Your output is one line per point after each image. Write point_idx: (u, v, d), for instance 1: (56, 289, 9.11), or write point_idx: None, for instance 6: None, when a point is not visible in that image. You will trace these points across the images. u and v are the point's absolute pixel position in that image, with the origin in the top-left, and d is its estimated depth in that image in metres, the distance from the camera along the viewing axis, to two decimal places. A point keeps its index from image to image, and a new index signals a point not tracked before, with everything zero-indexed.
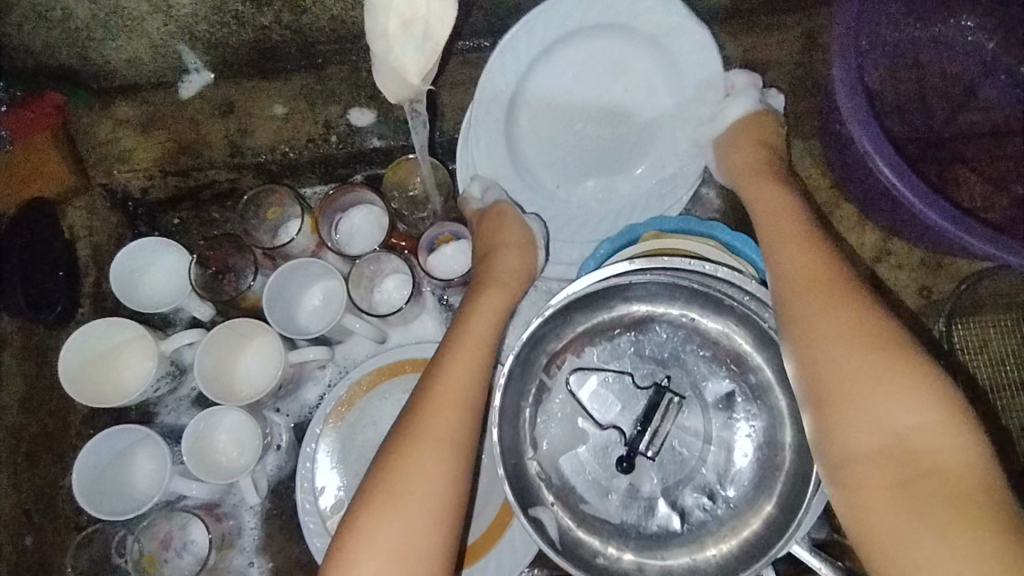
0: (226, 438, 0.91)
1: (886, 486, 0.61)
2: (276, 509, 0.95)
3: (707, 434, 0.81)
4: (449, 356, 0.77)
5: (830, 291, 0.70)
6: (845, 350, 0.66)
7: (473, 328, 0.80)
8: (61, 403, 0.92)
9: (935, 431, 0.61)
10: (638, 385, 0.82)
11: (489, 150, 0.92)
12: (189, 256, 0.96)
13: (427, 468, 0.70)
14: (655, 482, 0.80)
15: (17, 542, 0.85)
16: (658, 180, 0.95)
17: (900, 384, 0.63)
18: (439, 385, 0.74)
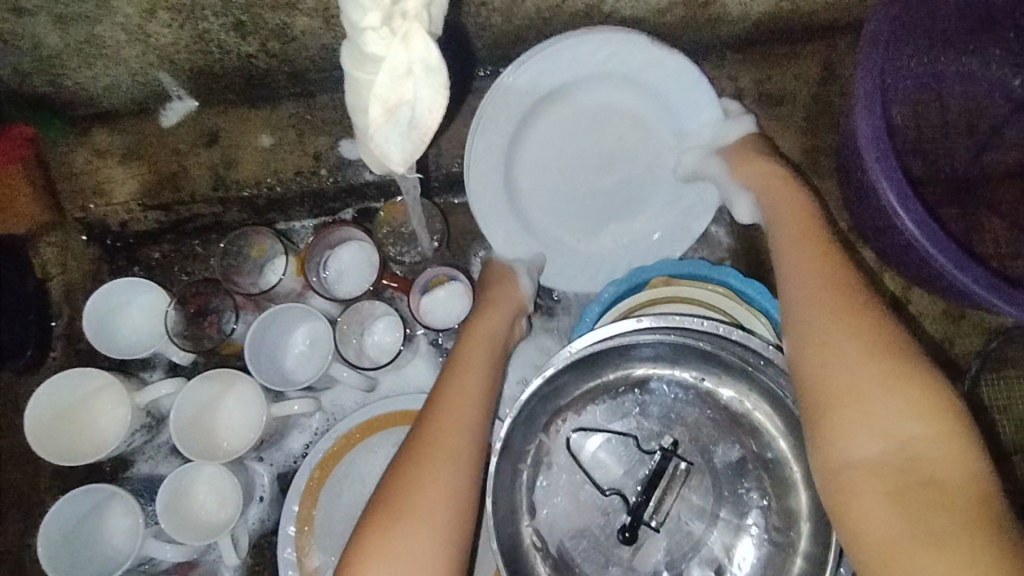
0: (205, 492, 0.86)
1: (881, 492, 0.55)
2: (258, 566, 0.91)
3: (716, 505, 0.75)
4: (449, 382, 0.74)
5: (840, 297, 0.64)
6: (847, 346, 0.60)
7: (474, 353, 0.77)
8: (29, 454, 0.86)
9: (942, 448, 0.55)
10: (643, 450, 0.77)
11: (483, 210, 0.90)
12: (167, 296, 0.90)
13: (428, 510, 0.64)
14: (659, 556, 0.75)
15: None
16: (662, 227, 0.94)
17: (911, 397, 0.57)
18: (440, 418, 0.70)
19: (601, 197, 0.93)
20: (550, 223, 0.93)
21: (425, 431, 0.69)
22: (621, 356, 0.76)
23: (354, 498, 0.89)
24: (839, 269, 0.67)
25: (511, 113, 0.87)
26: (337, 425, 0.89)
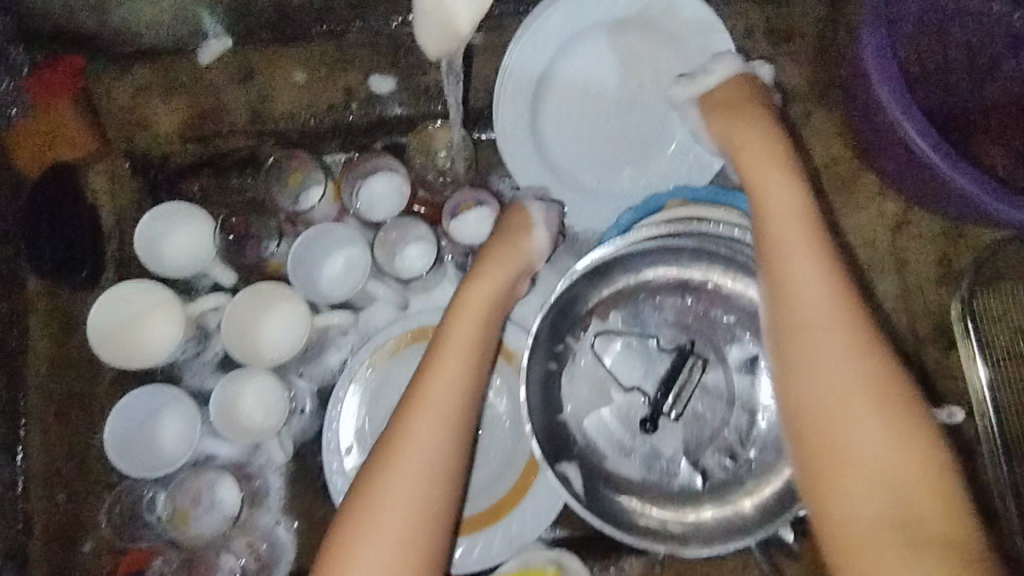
0: (252, 401, 0.91)
1: (861, 505, 0.55)
2: (301, 475, 0.94)
3: (730, 396, 0.82)
4: (425, 373, 0.72)
5: (829, 294, 0.62)
6: (833, 368, 0.60)
7: (454, 333, 0.75)
8: (86, 366, 0.92)
9: (923, 491, 0.55)
10: (663, 347, 0.83)
11: (516, 145, 0.97)
12: (210, 223, 0.95)
13: (400, 512, 0.65)
14: (677, 443, 0.81)
15: (49, 497, 0.88)
16: (692, 162, 0.99)
17: (887, 411, 0.58)
18: (415, 412, 0.69)
19: (625, 134, 0.99)
20: (578, 160, 1.00)
21: (401, 425, 0.69)
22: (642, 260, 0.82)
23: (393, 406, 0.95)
24: (834, 274, 0.64)
25: (538, 54, 0.96)
26: (375, 338, 0.95)
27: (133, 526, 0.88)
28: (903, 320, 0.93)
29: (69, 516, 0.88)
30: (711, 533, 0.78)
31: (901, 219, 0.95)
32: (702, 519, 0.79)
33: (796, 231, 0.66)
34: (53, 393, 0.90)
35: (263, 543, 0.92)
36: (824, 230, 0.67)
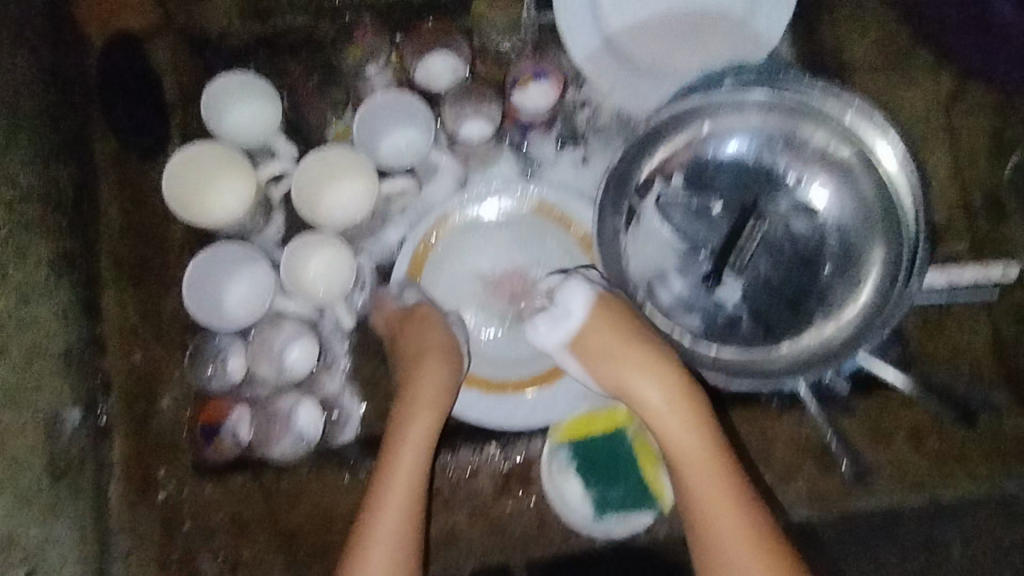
0: (317, 269, 0.91)
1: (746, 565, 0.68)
2: (366, 346, 0.94)
3: (795, 250, 0.83)
4: (404, 426, 0.80)
5: (638, 370, 0.74)
6: (727, 544, 0.69)
7: (415, 340, 0.83)
8: (155, 232, 0.93)
9: (766, 557, 0.68)
10: (726, 207, 0.84)
11: (579, 17, 0.96)
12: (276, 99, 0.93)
13: (385, 564, 0.75)
14: (738, 297, 0.83)
15: (127, 356, 0.90)
16: (762, 37, 0.95)
17: (727, 490, 0.71)
18: (392, 489, 0.77)
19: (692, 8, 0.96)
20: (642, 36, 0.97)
21: (370, 512, 0.77)
22: (706, 118, 0.82)
23: (456, 276, 0.94)
24: (718, 456, 0.72)
25: None
26: (439, 208, 0.94)
27: (205, 378, 0.89)
28: (957, 189, 0.94)
29: (144, 373, 0.90)
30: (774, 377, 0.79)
31: (956, 92, 0.96)
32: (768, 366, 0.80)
33: (667, 410, 0.73)
34: (125, 257, 0.92)
35: (332, 413, 0.91)
36: (683, 373, 0.74)
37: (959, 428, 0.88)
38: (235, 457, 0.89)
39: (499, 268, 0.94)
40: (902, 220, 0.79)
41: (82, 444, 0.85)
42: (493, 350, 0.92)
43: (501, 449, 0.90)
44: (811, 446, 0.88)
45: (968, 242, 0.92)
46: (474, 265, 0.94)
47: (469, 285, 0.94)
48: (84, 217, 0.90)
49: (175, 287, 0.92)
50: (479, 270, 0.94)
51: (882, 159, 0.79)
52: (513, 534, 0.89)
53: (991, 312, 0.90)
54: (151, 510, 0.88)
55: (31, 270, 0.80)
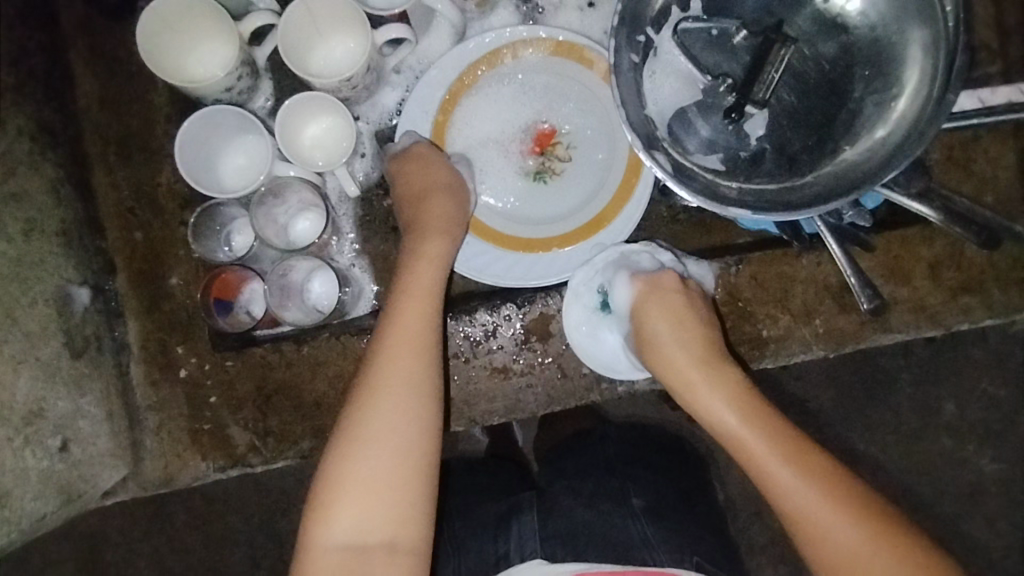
0: (314, 134, 0.88)
1: (799, 482, 0.63)
2: (371, 217, 0.92)
3: (821, 75, 0.78)
4: (417, 243, 0.79)
5: (673, 323, 0.77)
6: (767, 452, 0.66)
7: (421, 178, 0.83)
8: (137, 104, 0.87)
9: (811, 466, 0.64)
10: (749, 34, 0.78)
11: None
12: None
13: (413, 356, 0.69)
14: (761, 129, 0.79)
15: (127, 237, 0.87)
16: None
17: (758, 416, 0.69)
18: (412, 292, 0.74)
19: None
20: None
21: (358, 405, 0.67)
22: None
23: (471, 138, 0.89)
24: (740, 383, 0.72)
25: None
26: (439, 62, 0.86)
27: (212, 252, 0.87)
28: (989, 7, 0.88)
29: (148, 252, 0.87)
30: (804, 206, 0.75)
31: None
32: (800, 196, 0.76)
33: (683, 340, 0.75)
34: (108, 133, 0.87)
35: (346, 287, 0.89)
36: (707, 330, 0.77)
37: (978, 256, 0.88)
38: (246, 330, 0.87)
39: (516, 126, 0.89)
40: (936, 19, 0.73)
41: (96, 325, 0.83)
42: (519, 213, 0.89)
43: (518, 310, 0.89)
44: (831, 284, 0.88)
45: (1000, 64, 0.87)
46: (489, 124, 0.89)
47: (487, 146, 0.89)
48: (58, 90, 0.84)
49: (166, 163, 0.87)
50: (497, 129, 0.89)
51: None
52: (536, 391, 0.89)
53: (1017, 137, 0.87)
54: (174, 387, 0.87)
55: (10, 140, 0.75)
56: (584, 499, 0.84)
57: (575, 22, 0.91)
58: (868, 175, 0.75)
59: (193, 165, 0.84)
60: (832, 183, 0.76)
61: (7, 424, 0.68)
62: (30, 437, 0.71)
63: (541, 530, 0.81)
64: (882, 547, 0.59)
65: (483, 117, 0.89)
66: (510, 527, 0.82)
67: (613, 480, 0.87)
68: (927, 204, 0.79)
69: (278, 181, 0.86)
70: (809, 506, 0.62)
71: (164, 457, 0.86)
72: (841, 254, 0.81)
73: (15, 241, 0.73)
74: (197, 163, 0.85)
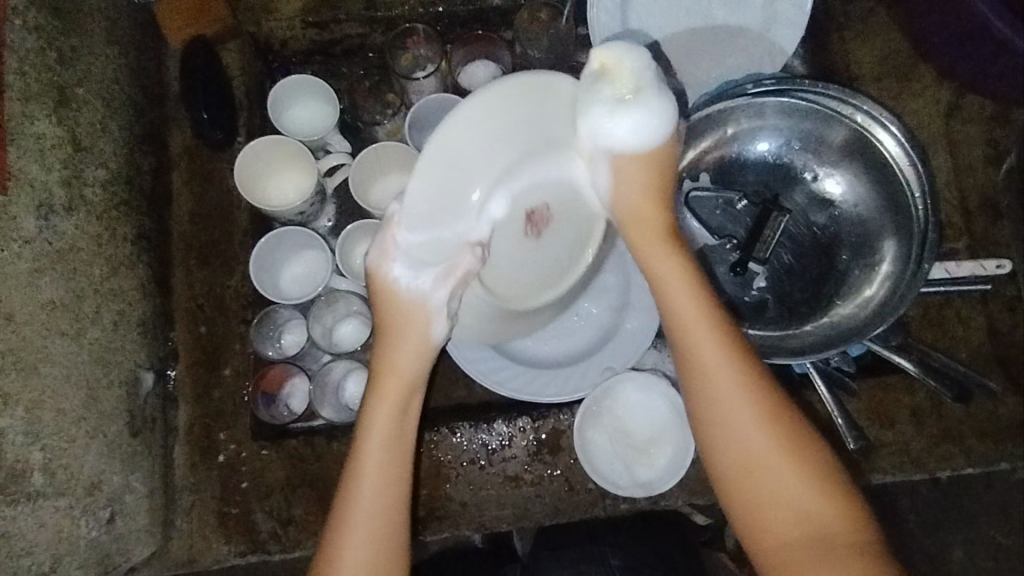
0: (365, 251, 1.01)
1: (735, 390, 0.66)
2: None
3: (814, 240, 0.91)
4: (374, 406, 0.69)
5: (660, 242, 0.71)
6: (707, 349, 0.67)
7: (395, 311, 0.66)
8: (221, 217, 1.02)
9: (802, 468, 0.65)
10: (749, 203, 0.92)
11: (619, 30, 1.04)
12: (334, 104, 1.04)
13: (366, 539, 0.69)
14: (762, 281, 0.91)
15: (193, 329, 0.99)
16: (768, 50, 1.05)
17: (729, 353, 0.67)
18: (366, 461, 0.69)
19: (706, 32, 1.05)
20: (672, 52, 1.06)
21: (340, 500, 0.70)
22: (729, 123, 0.92)
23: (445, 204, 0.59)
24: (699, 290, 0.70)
25: None
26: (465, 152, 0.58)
27: (263, 349, 0.97)
28: (954, 192, 1.02)
29: (209, 344, 0.99)
30: (801, 352, 0.86)
31: (954, 105, 1.04)
32: (801, 342, 0.87)
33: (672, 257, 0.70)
34: (193, 240, 1.01)
35: None
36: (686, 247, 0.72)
37: (957, 409, 0.95)
38: (283, 422, 0.96)
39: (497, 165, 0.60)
40: (908, 205, 0.87)
41: (153, 407, 0.92)
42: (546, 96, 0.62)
43: (532, 423, 0.97)
44: (820, 422, 0.95)
45: (966, 240, 1.00)
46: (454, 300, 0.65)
47: (430, 203, 0.58)
48: (158, 201, 0.99)
49: (237, 267, 1.01)
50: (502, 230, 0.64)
51: (887, 148, 0.87)
52: (544, 501, 0.95)
53: (985, 304, 0.98)
54: (211, 469, 0.95)
55: (117, 244, 0.89)
56: (566, 562, 0.93)
57: None
58: (858, 328, 0.85)
59: (258, 274, 0.96)
60: (830, 334, 0.88)
61: (72, 494, 0.76)
62: (87, 508, 0.79)
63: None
64: (787, 454, 0.65)
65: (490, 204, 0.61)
66: None
67: (591, 544, 0.96)
68: (909, 359, 0.91)
69: (333, 292, 1.00)
70: (737, 404, 0.66)
71: (190, 536, 0.92)
72: (830, 399, 0.90)
73: (107, 330, 0.85)
74: (261, 272, 0.96)
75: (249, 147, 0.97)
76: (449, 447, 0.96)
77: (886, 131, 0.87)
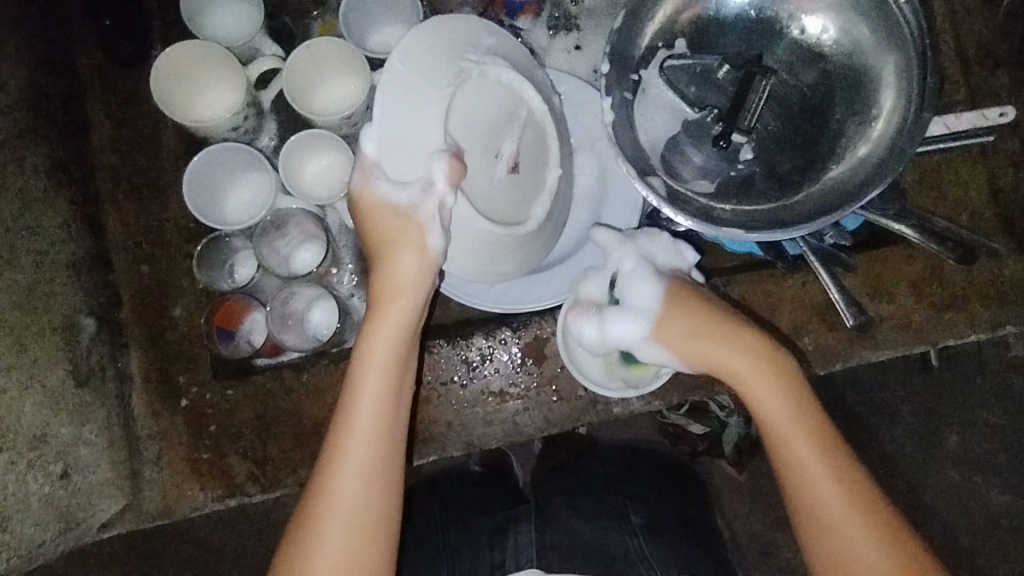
0: (316, 167, 0.92)
1: (822, 473, 0.69)
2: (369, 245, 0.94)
3: (803, 101, 0.83)
4: (375, 329, 0.71)
5: (740, 343, 0.74)
6: (797, 439, 0.71)
7: (386, 229, 0.69)
8: (149, 142, 0.92)
9: (886, 544, 0.67)
10: (731, 67, 0.83)
11: None
12: (258, 0, 0.92)
13: (355, 480, 0.68)
14: (751, 152, 0.83)
15: (135, 269, 0.89)
16: None
17: (819, 445, 0.71)
18: (362, 398, 0.69)
19: None
20: None
21: (329, 449, 0.69)
22: None
23: (397, 138, 0.65)
24: (784, 378, 0.73)
25: None
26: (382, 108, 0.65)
27: (212, 281, 0.89)
28: (949, 42, 0.93)
29: (153, 285, 0.90)
30: (796, 224, 0.80)
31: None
32: (794, 213, 0.81)
33: (742, 342, 0.75)
34: (121, 171, 0.91)
35: (346, 317, 0.91)
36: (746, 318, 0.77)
37: (959, 274, 0.90)
38: (245, 358, 0.89)
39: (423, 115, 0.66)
40: (904, 43, 0.79)
41: (100, 355, 0.85)
42: (463, 31, 0.71)
43: (514, 333, 0.91)
44: (818, 302, 0.89)
45: (964, 92, 0.92)
46: (443, 211, 0.67)
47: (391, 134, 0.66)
48: (73, 133, 0.89)
49: (174, 197, 0.92)
50: (476, 148, 0.67)
51: None
52: (533, 413, 0.90)
53: (986, 159, 0.91)
54: (175, 417, 0.88)
55: (27, 177, 0.79)
56: (584, 514, 0.92)
57: (564, 62, 0.96)
58: (854, 190, 0.80)
59: (191, 203, 0.86)
60: (827, 198, 0.81)
61: (11, 448, 0.72)
62: (33, 462, 0.74)
63: (538, 542, 0.89)
64: (871, 532, 0.67)
65: (458, 142, 0.66)
66: (507, 536, 0.90)
67: (613, 498, 0.94)
68: (909, 225, 0.85)
69: (280, 214, 0.90)
70: (822, 484, 0.69)
71: (163, 487, 0.86)
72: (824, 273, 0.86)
73: (27, 272, 0.77)
74: (195, 200, 0.87)
75: (176, 48, 0.85)
76: (426, 367, 0.90)
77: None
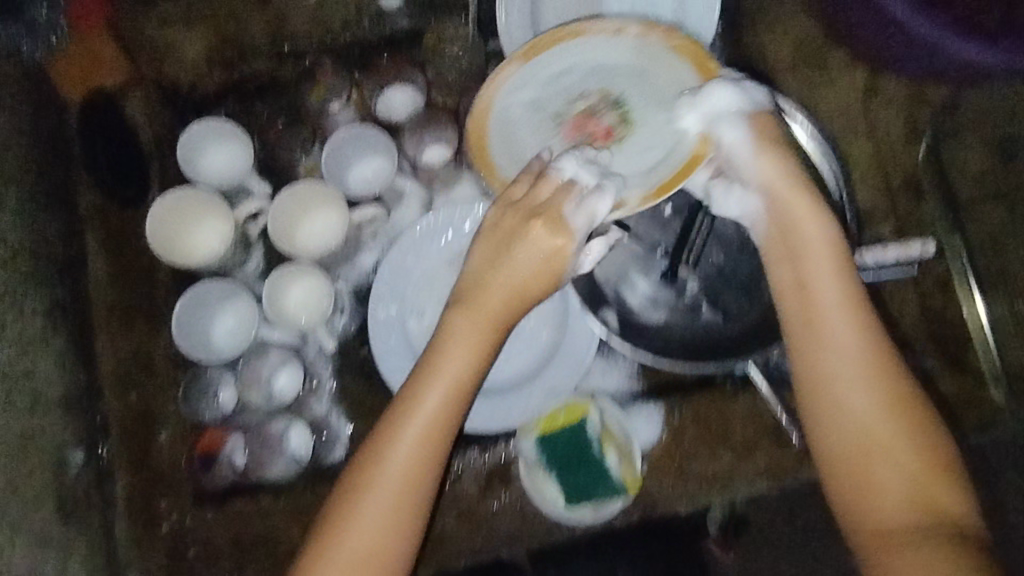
0: (298, 295, 0.96)
1: (894, 451, 0.66)
2: (345, 368, 0.99)
3: (742, 238, 0.91)
4: (452, 328, 0.73)
5: (846, 317, 0.70)
6: (872, 416, 0.67)
7: (489, 246, 0.74)
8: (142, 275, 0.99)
9: (948, 540, 0.63)
10: (676, 206, 0.92)
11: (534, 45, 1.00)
12: (245, 142, 1.00)
13: (391, 483, 0.70)
14: (697, 284, 0.91)
15: (123, 398, 0.95)
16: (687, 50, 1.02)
17: (899, 419, 0.67)
18: (429, 390, 0.72)
19: None
20: None
21: (376, 439, 0.72)
22: None
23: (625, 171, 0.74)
24: (881, 353, 0.69)
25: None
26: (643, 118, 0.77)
27: (195, 412, 0.94)
28: (876, 175, 1.02)
29: (139, 411, 0.95)
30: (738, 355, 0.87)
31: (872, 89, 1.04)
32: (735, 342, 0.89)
33: (848, 315, 0.70)
34: (114, 302, 0.97)
35: (323, 433, 0.96)
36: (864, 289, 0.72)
37: None
38: (224, 485, 0.93)
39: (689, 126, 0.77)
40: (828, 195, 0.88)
41: (87, 484, 0.90)
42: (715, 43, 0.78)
43: (482, 453, 0.95)
44: (768, 421, 0.94)
45: (892, 221, 1.01)
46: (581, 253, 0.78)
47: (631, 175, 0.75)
48: (71, 271, 0.96)
49: (162, 327, 0.98)
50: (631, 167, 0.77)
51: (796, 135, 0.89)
52: (499, 530, 0.94)
53: (916, 283, 0.99)
54: (157, 540, 0.92)
55: (25, 322, 0.86)
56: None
57: None
58: None
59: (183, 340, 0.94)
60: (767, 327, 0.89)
61: None
62: None
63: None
64: (929, 524, 0.64)
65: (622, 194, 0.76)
66: None
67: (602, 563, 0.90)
68: None
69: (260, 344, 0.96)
70: (885, 464, 0.66)
71: None
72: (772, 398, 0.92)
73: (19, 414, 0.83)
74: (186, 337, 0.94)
75: (161, 202, 0.95)
76: None
77: (800, 124, 0.89)
